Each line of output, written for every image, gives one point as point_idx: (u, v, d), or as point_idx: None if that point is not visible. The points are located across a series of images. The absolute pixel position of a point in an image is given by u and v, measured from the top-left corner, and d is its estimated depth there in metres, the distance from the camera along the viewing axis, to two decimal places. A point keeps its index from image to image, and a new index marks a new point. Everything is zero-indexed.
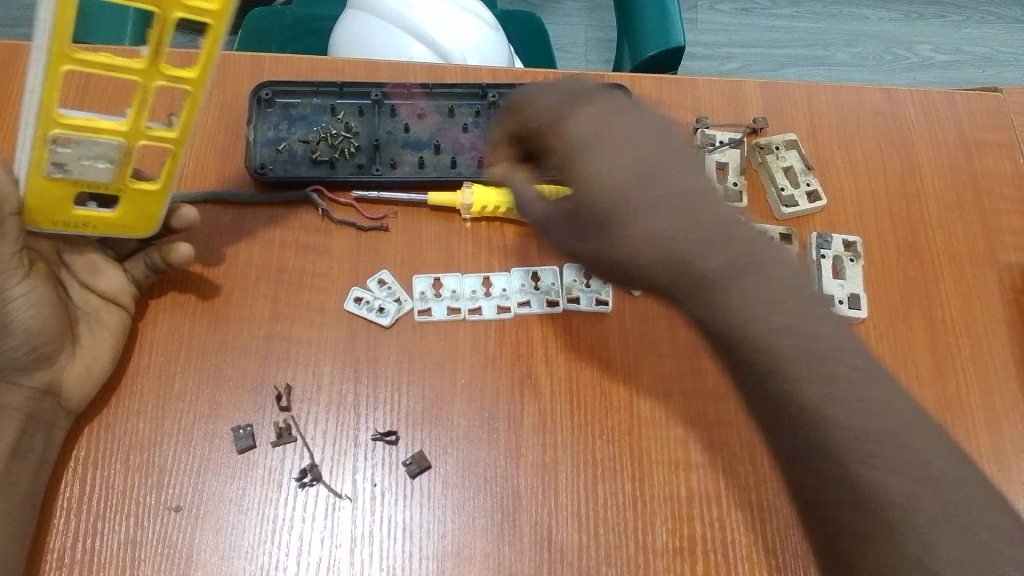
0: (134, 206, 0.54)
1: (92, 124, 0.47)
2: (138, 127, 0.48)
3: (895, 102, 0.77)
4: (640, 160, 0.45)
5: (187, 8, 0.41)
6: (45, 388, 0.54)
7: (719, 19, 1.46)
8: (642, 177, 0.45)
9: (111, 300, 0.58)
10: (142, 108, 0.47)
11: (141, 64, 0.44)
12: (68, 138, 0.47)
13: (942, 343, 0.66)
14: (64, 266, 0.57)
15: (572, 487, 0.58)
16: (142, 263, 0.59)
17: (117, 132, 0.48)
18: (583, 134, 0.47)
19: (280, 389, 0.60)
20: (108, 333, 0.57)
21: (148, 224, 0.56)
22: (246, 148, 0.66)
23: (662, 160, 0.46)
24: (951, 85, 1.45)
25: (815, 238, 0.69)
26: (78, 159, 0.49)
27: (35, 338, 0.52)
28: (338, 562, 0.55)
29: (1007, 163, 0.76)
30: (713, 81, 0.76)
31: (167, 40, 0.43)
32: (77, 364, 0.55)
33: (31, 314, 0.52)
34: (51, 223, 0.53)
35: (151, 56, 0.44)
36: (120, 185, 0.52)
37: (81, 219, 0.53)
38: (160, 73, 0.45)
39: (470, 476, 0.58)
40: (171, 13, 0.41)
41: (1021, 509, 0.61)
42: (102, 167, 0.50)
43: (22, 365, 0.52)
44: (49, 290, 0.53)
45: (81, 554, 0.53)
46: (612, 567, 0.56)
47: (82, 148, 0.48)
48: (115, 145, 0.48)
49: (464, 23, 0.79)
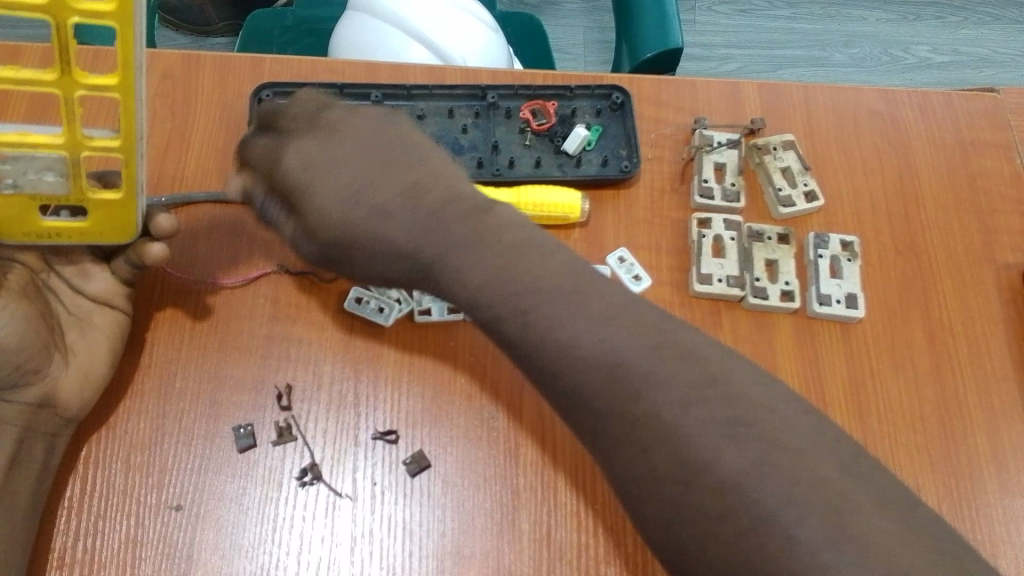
0: (102, 215, 0.51)
1: (25, 139, 0.47)
2: (74, 136, 0.47)
3: (893, 103, 0.78)
4: (396, 174, 0.48)
5: (82, 13, 0.41)
6: (39, 402, 0.53)
7: (718, 20, 1.47)
8: (413, 187, 0.47)
9: (103, 302, 0.58)
10: (72, 120, 0.46)
11: (54, 75, 0.44)
12: (6, 156, 0.47)
13: (940, 343, 0.67)
14: (49, 272, 0.56)
15: (571, 485, 0.59)
16: (124, 262, 0.57)
17: (53, 145, 0.47)
18: (301, 150, 0.50)
19: (280, 389, 0.60)
20: (102, 336, 0.57)
21: (124, 232, 0.52)
22: (247, 149, 0.67)
23: (406, 170, 0.49)
24: (949, 85, 1.45)
25: (813, 238, 0.69)
26: (24, 174, 0.48)
27: (14, 357, 0.51)
28: (338, 561, 0.56)
29: (1004, 163, 0.76)
30: (712, 82, 0.77)
31: (70, 45, 0.43)
32: (71, 373, 0.55)
33: (10, 330, 0.51)
34: (23, 234, 0.51)
35: (63, 64, 0.43)
36: (80, 196, 0.50)
37: (52, 229, 0.51)
38: (78, 81, 0.44)
39: (469, 475, 0.59)
40: (66, 18, 0.41)
41: (1019, 509, 0.62)
42: (51, 179, 0.48)
43: (10, 382, 0.52)
44: (29, 304, 0.52)
45: (81, 554, 0.54)
46: (611, 566, 0.57)
47: (22, 163, 0.47)
48: (56, 158, 0.48)
49: (464, 25, 0.80)
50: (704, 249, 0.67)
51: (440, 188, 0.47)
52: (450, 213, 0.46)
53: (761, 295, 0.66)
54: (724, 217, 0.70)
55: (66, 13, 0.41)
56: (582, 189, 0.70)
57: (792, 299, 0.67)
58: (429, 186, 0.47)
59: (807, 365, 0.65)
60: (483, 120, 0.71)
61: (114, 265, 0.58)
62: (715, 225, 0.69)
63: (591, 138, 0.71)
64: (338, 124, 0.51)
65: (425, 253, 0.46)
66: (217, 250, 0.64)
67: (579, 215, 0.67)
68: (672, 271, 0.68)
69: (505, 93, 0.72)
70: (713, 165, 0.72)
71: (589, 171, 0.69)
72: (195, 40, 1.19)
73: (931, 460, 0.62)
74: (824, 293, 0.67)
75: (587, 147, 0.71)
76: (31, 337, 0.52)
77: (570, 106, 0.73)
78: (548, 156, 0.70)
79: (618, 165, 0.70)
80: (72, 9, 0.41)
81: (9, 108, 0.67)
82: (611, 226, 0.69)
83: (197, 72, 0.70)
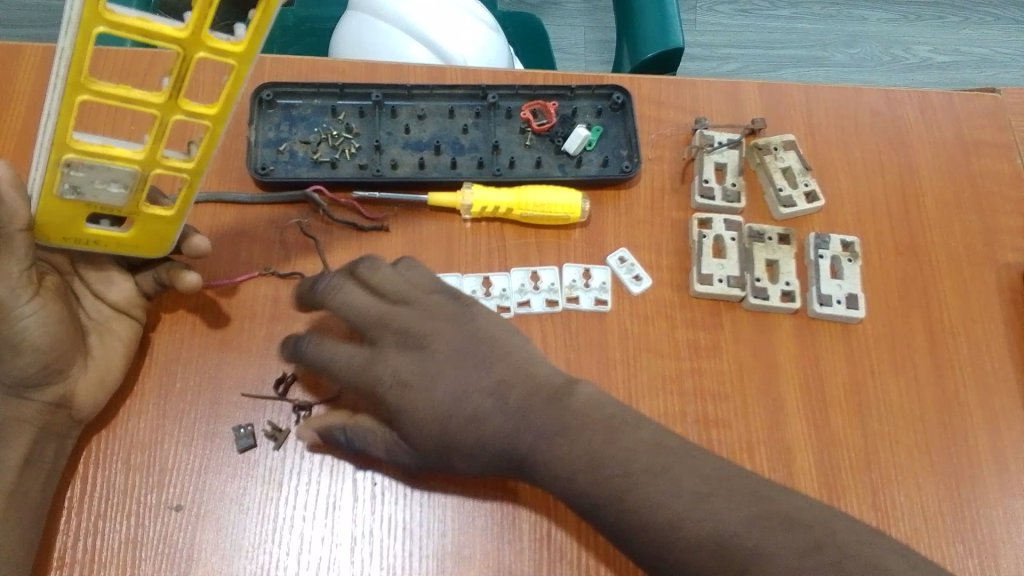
0: (146, 229, 0.54)
1: (107, 151, 0.47)
2: (154, 156, 0.48)
3: (894, 102, 0.78)
4: (480, 372, 0.52)
5: (210, 48, 0.43)
6: (57, 402, 0.54)
7: (719, 20, 1.47)
8: (501, 384, 0.51)
9: (122, 310, 0.58)
10: (159, 139, 0.47)
11: (159, 99, 0.45)
12: (82, 163, 0.48)
13: (941, 343, 0.67)
14: (76, 276, 0.57)
15: None
16: (152, 277, 0.59)
17: (132, 160, 0.48)
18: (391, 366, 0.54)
19: (285, 374, 0.60)
20: (119, 342, 0.58)
21: (159, 246, 0.55)
22: (247, 148, 0.67)
23: (488, 370, 0.52)
24: (949, 85, 1.45)
25: (813, 238, 0.69)
26: (91, 181, 0.49)
27: (44, 355, 0.52)
28: (338, 561, 0.56)
29: (1005, 163, 0.76)
30: (712, 81, 0.77)
31: (188, 76, 0.44)
32: (89, 376, 0.56)
33: (42, 332, 0.52)
34: (63, 238, 0.53)
35: (172, 90, 0.45)
36: (135, 210, 0.52)
37: (93, 237, 0.53)
38: (179, 107, 0.46)
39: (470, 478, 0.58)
40: (193, 52, 0.42)
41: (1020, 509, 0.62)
42: (116, 191, 0.50)
43: (36, 380, 0.53)
44: (60, 307, 0.53)
45: (81, 554, 0.54)
46: (612, 566, 0.57)
47: (96, 171, 0.48)
48: (129, 172, 0.49)
49: (465, 25, 0.80)
50: (704, 249, 0.67)
51: (513, 371, 0.52)
52: (538, 407, 0.50)
53: (761, 295, 0.66)
54: (725, 217, 0.70)
55: (195, 47, 0.42)
56: (582, 189, 0.70)
57: (793, 299, 0.67)
58: (505, 367, 0.52)
59: (807, 364, 0.65)
60: (484, 120, 0.71)
61: (140, 278, 0.59)
62: (715, 225, 0.69)
63: (592, 138, 0.71)
64: (427, 329, 0.55)
65: (523, 445, 0.49)
66: (218, 250, 0.64)
67: (579, 215, 0.67)
68: (673, 271, 0.67)
69: (505, 93, 0.72)
70: (713, 165, 0.72)
71: (589, 171, 0.69)
72: None
73: (931, 461, 0.62)
74: (824, 294, 0.66)
75: (588, 147, 0.71)
76: (59, 338, 0.53)
77: (570, 106, 0.73)
78: (548, 156, 0.70)
79: (619, 165, 0.70)
80: (203, 44, 0.42)
81: (9, 106, 0.66)
82: (611, 226, 0.69)
83: (198, 72, 0.70)
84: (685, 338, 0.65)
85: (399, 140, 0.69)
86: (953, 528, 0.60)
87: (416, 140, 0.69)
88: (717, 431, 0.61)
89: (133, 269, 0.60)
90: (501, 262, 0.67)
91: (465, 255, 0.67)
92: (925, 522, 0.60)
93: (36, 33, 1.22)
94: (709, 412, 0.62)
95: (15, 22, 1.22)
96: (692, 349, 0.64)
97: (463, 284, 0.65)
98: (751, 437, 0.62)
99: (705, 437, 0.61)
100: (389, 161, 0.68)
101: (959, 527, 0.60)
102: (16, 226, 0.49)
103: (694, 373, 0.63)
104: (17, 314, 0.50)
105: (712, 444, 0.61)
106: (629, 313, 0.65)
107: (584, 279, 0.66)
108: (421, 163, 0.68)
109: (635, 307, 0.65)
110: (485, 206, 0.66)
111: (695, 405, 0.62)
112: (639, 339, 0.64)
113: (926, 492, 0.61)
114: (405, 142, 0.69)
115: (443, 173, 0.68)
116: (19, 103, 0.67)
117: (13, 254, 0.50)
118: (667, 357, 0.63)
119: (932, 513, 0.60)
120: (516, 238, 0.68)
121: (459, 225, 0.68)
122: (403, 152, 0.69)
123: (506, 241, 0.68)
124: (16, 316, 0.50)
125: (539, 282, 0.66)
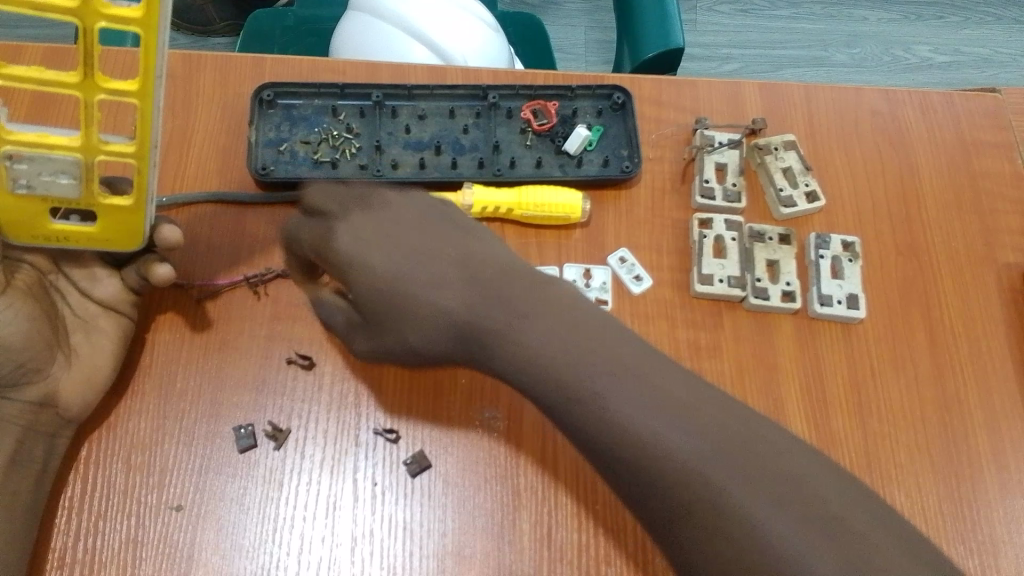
0: (108, 221, 0.53)
1: (43, 141, 0.47)
2: (91, 141, 0.47)
3: (894, 102, 0.78)
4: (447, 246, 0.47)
5: (109, 17, 0.41)
6: (41, 400, 0.54)
7: (720, 20, 1.47)
8: (468, 261, 0.46)
9: (110, 307, 0.58)
10: (90, 123, 0.46)
11: (75, 79, 0.44)
12: (22, 154, 0.48)
13: (941, 343, 0.67)
14: (59, 274, 0.57)
15: (571, 487, 0.58)
16: (135, 272, 0.58)
17: (70, 148, 0.48)
18: (350, 226, 0.48)
19: (291, 355, 0.61)
20: (108, 340, 0.57)
21: (132, 238, 0.54)
22: (248, 149, 0.67)
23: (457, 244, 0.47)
24: (949, 85, 1.45)
25: (813, 238, 0.69)
26: (38, 174, 0.49)
27: (16, 356, 0.52)
28: (338, 562, 0.56)
29: (1006, 163, 0.76)
30: (713, 82, 0.77)
31: (94, 49, 0.43)
32: (74, 374, 0.56)
33: (12, 330, 0.51)
34: (31, 237, 0.52)
35: (85, 68, 0.44)
36: (90, 201, 0.51)
37: (61, 233, 0.53)
38: (98, 86, 0.45)
39: (470, 475, 0.58)
40: (92, 22, 0.41)
41: (1019, 509, 0.62)
42: (65, 182, 0.49)
43: (12, 381, 0.52)
44: (30, 305, 0.53)
45: (81, 554, 0.54)
46: (612, 567, 0.57)
47: (38, 163, 0.48)
48: (72, 160, 0.48)
49: (465, 24, 0.80)
50: (704, 249, 0.67)
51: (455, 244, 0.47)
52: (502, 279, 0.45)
53: (761, 295, 0.66)
54: (725, 217, 0.70)
55: (92, 18, 0.41)
56: (582, 189, 0.70)
57: (793, 299, 0.67)
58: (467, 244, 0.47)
59: (807, 364, 0.65)
60: (484, 120, 0.71)
61: (125, 274, 0.59)
62: (716, 225, 0.69)
63: (592, 138, 0.71)
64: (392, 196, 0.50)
65: (484, 325, 0.44)
66: (217, 250, 0.64)
67: (580, 215, 0.67)
68: (673, 272, 0.67)
69: (505, 93, 0.72)
70: (713, 165, 0.72)
71: (590, 171, 0.69)
72: (196, 39, 1.15)
73: (932, 461, 0.62)
74: (824, 293, 0.66)
75: (588, 147, 0.71)
76: (33, 337, 0.52)
77: (570, 106, 0.73)
78: (548, 156, 0.70)
79: (619, 165, 0.70)
80: (99, 14, 0.41)
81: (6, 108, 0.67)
82: (611, 226, 0.69)
83: (197, 72, 0.70)
84: (685, 338, 0.64)
85: (399, 140, 0.69)
86: (953, 528, 0.60)
87: (417, 140, 0.69)
88: None
89: (119, 264, 0.59)
90: None
91: None
92: (926, 521, 0.60)
93: None
94: None
95: None
96: (693, 350, 0.64)
97: None
98: None
99: None
100: (390, 161, 0.68)
101: (959, 528, 0.60)
102: None
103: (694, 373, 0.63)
104: None
105: None
106: (629, 314, 0.65)
107: (585, 279, 0.66)
108: (421, 164, 0.68)
109: (635, 307, 0.65)
110: (486, 206, 0.66)
111: None
112: None
113: (927, 492, 0.61)
114: (405, 142, 0.69)
115: (443, 173, 0.68)
116: (19, 105, 0.67)
117: None
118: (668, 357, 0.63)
119: (932, 512, 0.60)
120: (516, 238, 0.68)
121: None
122: (404, 152, 0.69)
123: (506, 242, 0.68)
124: None
125: None
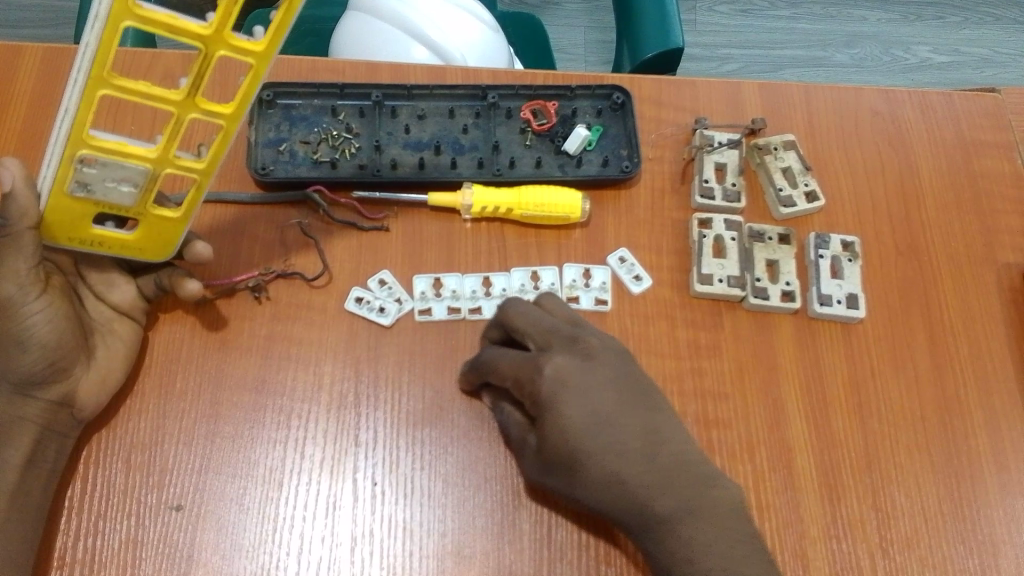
0: (151, 231, 0.54)
1: (122, 149, 0.49)
2: (166, 155, 0.49)
3: (894, 102, 0.78)
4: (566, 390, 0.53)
5: (230, 47, 0.44)
6: (60, 400, 0.54)
7: (720, 20, 1.47)
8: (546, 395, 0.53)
9: (124, 312, 0.59)
10: (173, 138, 0.48)
11: (178, 96, 0.46)
12: (96, 159, 0.49)
13: (942, 343, 0.67)
14: (79, 279, 0.57)
15: (568, 557, 0.57)
16: (153, 281, 0.59)
17: (145, 158, 0.49)
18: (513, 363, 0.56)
19: (290, 367, 0.61)
20: (122, 343, 0.58)
21: (165, 248, 0.56)
22: (248, 149, 0.67)
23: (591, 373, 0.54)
24: (950, 86, 1.45)
25: (813, 238, 0.69)
26: (103, 180, 0.50)
27: (50, 353, 0.53)
28: (338, 562, 0.56)
29: (1005, 163, 0.76)
30: (711, 81, 0.77)
31: (207, 75, 0.45)
32: (92, 375, 0.56)
33: (49, 329, 0.52)
34: (68, 239, 0.53)
35: (191, 88, 0.46)
36: (142, 210, 0.52)
37: (98, 238, 0.54)
38: (196, 106, 0.47)
39: (461, 565, 0.56)
40: (214, 49, 0.44)
41: (1019, 510, 0.62)
42: (126, 190, 0.51)
43: (40, 379, 0.53)
44: (65, 305, 0.54)
45: (81, 554, 0.54)
46: (612, 567, 0.57)
47: (109, 169, 0.49)
48: (141, 170, 0.50)
49: (464, 24, 0.80)
50: (704, 249, 0.67)
51: (602, 351, 0.56)
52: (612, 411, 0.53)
53: (761, 295, 0.66)
54: (725, 217, 0.70)
55: (216, 45, 0.44)
56: (582, 189, 0.70)
57: (793, 299, 0.67)
58: (594, 347, 0.56)
59: (808, 364, 0.65)
60: (484, 120, 0.71)
61: (142, 282, 0.59)
62: (715, 225, 0.69)
63: (592, 138, 0.71)
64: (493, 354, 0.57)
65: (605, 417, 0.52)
66: (219, 251, 0.64)
67: (580, 215, 0.67)
68: (673, 271, 0.68)
69: (505, 93, 0.71)
70: (713, 165, 0.72)
71: (589, 171, 0.69)
72: None
73: (932, 461, 0.62)
74: (824, 293, 0.66)
75: (588, 147, 0.71)
76: (64, 338, 0.53)
77: (570, 106, 0.73)
78: (548, 156, 0.70)
79: (619, 165, 0.70)
80: (224, 43, 0.44)
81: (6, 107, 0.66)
82: (611, 226, 0.69)
83: None
84: (686, 339, 0.64)
85: (399, 140, 0.69)
86: (954, 528, 0.60)
87: (416, 140, 0.69)
88: (718, 432, 0.61)
89: (134, 272, 0.60)
90: (501, 262, 0.67)
91: (465, 255, 0.67)
92: (926, 521, 0.60)
93: (36, 33, 1.26)
94: (709, 413, 0.62)
95: (12, 22, 1.27)
96: (694, 349, 0.64)
97: (463, 283, 0.65)
98: (751, 435, 0.62)
99: (706, 437, 0.61)
100: (390, 161, 0.68)
101: (959, 528, 0.60)
102: (25, 223, 0.49)
103: (695, 372, 0.63)
104: (23, 313, 0.51)
105: (713, 444, 0.61)
106: (630, 314, 0.65)
107: (584, 279, 0.67)
108: (420, 164, 0.68)
109: (635, 307, 0.65)
110: (485, 206, 0.66)
111: (696, 405, 0.62)
112: (639, 339, 0.64)
113: (927, 492, 0.61)
114: (405, 142, 0.69)
115: (443, 173, 0.68)
116: (18, 104, 0.66)
117: (22, 251, 0.50)
118: (669, 357, 0.64)
119: (932, 512, 0.60)
120: (516, 238, 0.68)
121: (459, 225, 0.68)
122: (403, 152, 0.69)
123: (506, 241, 0.68)
124: (22, 315, 0.51)
125: (539, 282, 0.66)
